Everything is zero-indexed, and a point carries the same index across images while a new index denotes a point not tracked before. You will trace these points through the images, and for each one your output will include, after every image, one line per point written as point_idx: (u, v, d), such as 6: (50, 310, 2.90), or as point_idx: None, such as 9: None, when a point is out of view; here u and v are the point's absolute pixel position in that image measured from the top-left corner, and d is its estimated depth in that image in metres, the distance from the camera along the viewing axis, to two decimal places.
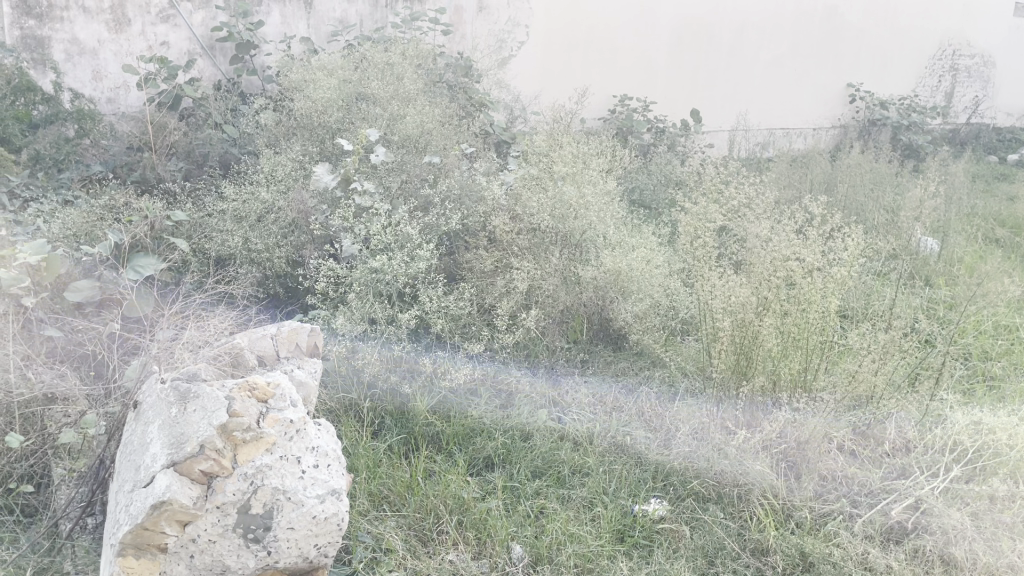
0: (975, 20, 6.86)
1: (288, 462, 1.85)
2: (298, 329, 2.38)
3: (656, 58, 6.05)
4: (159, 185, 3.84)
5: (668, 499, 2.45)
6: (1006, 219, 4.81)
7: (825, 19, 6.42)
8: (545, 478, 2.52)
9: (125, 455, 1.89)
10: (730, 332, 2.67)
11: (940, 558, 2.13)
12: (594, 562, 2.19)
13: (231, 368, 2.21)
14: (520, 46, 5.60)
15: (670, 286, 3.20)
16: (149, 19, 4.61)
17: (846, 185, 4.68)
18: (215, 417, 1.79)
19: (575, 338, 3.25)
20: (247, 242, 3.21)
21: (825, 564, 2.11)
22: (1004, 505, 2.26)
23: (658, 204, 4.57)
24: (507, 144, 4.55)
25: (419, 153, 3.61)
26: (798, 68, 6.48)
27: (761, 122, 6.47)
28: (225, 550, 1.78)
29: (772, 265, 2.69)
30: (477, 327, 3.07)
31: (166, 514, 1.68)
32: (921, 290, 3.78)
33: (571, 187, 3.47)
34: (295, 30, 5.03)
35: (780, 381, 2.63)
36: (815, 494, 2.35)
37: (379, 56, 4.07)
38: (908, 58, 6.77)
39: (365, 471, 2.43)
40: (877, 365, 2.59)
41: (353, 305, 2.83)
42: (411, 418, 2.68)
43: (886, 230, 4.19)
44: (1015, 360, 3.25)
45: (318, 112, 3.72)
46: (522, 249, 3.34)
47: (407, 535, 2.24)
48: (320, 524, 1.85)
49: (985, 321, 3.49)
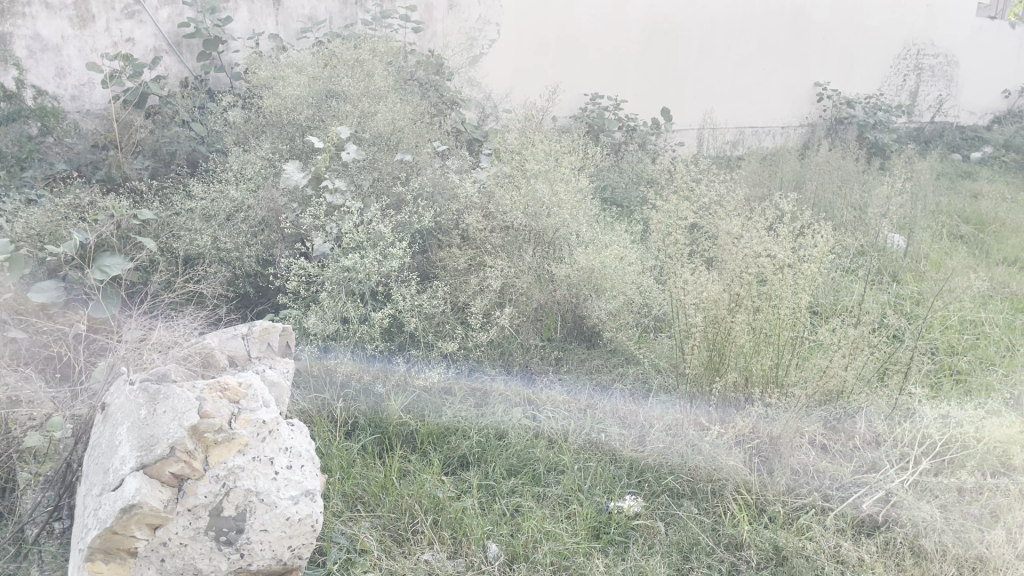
0: (937, 22, 7.25)
1: (260, 464, 1.84)
2: (270, 329, 2.35)
3: (628, 55, 6.06)
4: (126, 184, 3.78)
5: (643, 495, 2.46)
6: (970, 216, 4.91)
7: (792, 19, 6.55)
8: (520, 476, 2.52)
9: (93, 458, 1.85)
10: (702, 328, 2.64)
11: (910, 549, 2.18)
12: (570, 560, 2.18)
13: (201, 369, 2.16)
14: (491, 45, 5.48)
15: (643, 284, 3.23)
16: (114, 16, 4.50)
17: (815, 182, 4.72)
18: (186, 418, 1.76)
19: (548, 336, 3.25)
20: (216, 241, 3.14)
21: (798, 558, 2.13)
22: (972, 496, 2.33)
23: (629, 201, 4.59)
24: (479, 142, 4.50)
25: (391, 151, 3.57)
26: (766, 67, 6.57)
27: (730, 120, 6.52)
28: (197, 554, 1.75)
29: (744, 262, 2.67)
30: (451, 325, 3.04)
31: (137, 518, 1.65)
32: (888, 288, 3.83)
33: (544, 184, 3.45)
34: (264, 27, 4.95)
35: (752, 378, 2.63)
36: (787, 489, 2.39)
37: (348, 53, 4.03)
38: (873, 58, 7.02)
39: (338, 471, 2.41)
40: (846, 361, 2.61)
41: (325, 304, 2.80)
42: (384, 418, 2.65)
43: (853, 227, 4.26)
44: (980, 356, 3.30)
45: (288, 109, 3.67)
46: (496, 247, 3.35)
47: (382, 536, 2.22)
48: (294, 525, 1.83)
49: (951, 316, 3.55)
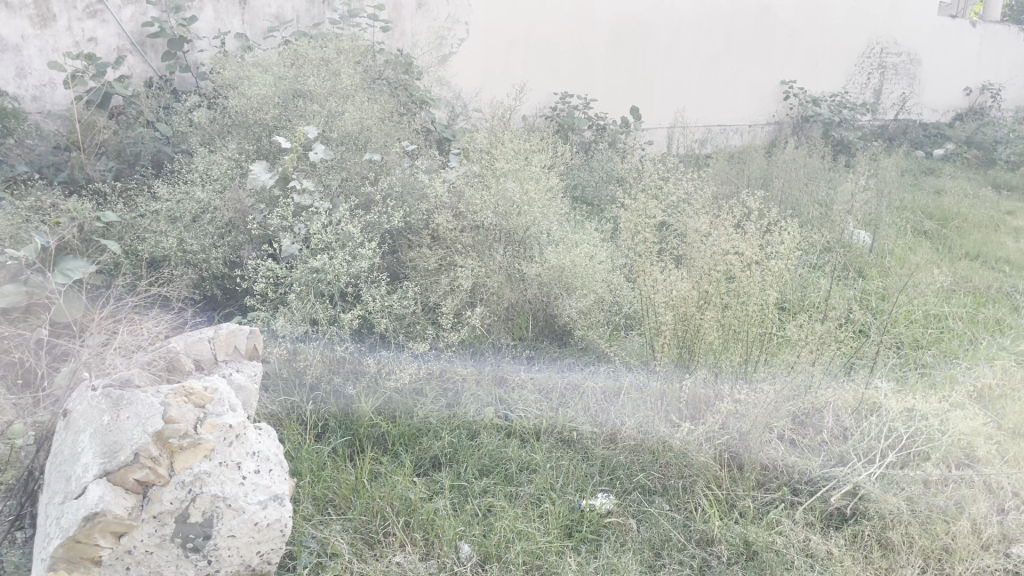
0: (900, 21, 7.36)
1: (228, 468, 1.81)
2: (236, 332, 2.31)
3: (596, 54, 6.07)
4: (89, 186, 3.71)
5: (615, 492, 2.47)
6: (933, 212, 4.98)
7: (759, 18, 6.61)
8: (492, 476, 2.52)
9: (54, 466, 1.81)
10: (672, 325, 2.65)
11: (877, 542, 2.22)
12: (542, 558, 2.18)
13: (166, 374, 2.13)
14: (460, 44, 5.47)
15: (613, 282, 3.24)
16: (75, 15, 4.43)
17: (782, 179, 4.76)
18: (150, 424, 1.74)
19: (519, 335, 3.25)
20: (182, 243, 3.10)
21: (768, 552, 2.14)
22: (938, 488, 2.37)
23: (600, 200, 4.59)
24: (448, 141, 4.48)
25: (359, 151, 3.54)
26: (732, 66, 6.64)
27: (700, 119, 6.59)
28: (163, 561, 1.73)
29: (712, 260, 2.74)
30: (422, 326, 3.03)
31: (100, 526, 1.62)
32: (854, 283, 3.88)
33: (513, 183, 3.45)
34: (229, 26, 4.89)
35: (721, 372, 2.65)
36: (757, 484, 2.43)
37: (314, 52, 4.00)
38: (837, 57, 7.12)
39: (308, 475, 2.39)
40: (813, 356, 2.66)
41: (293, 306, 2.76)
42: (355, 419, 2.64)
43: (821, 224, 4.30)
44: (944, 349, 3.35)
45: (254, 109, 3.63)
46: (467, 246, 3.32)
47: (353, 539, 2.20)
48: (262, 531, 1.81)
49: (916, 311, 3.60)
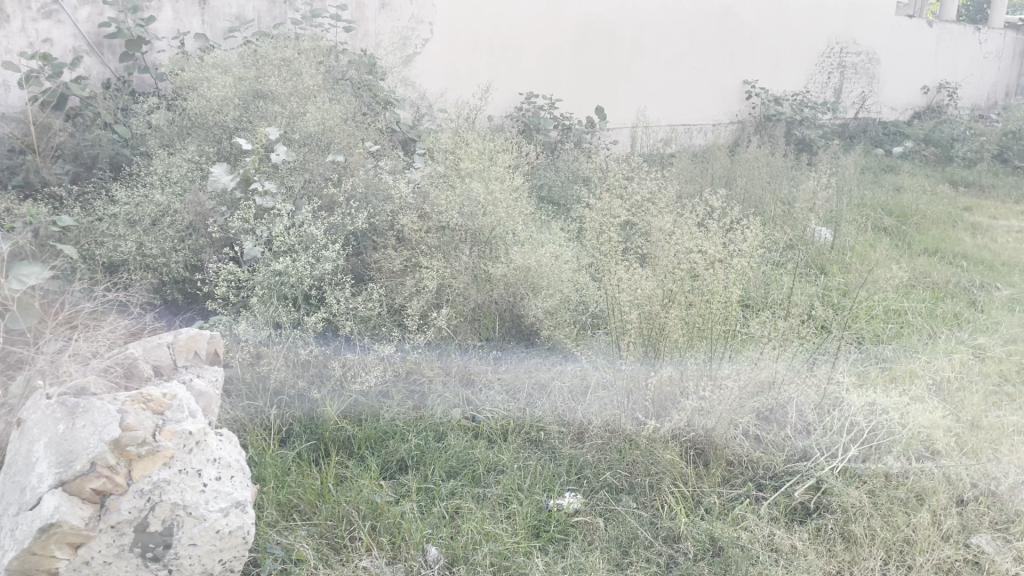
0: (858, 22, 7.56)
1: (188, 476, 1.77)
2: (197, 337, 2.25)
3: (561, 54, 6.08)
4: (45, 189, 3.63)
5: (582, 491, 2.48)
6: (893, 209, 5.07)
7: (721, 18, 6.71)
8: (460, 477, 2.51)
9: (8, 477, 1.77)
10: (637, 324, 2.68)
11: (840, 536, 2.25)
12: (510, 559, 2.17)
13: (124, 380, 2.12)
14: (424, 44, 5.41)
15: (579, 282, 3.23)
16: (30, 15, 4.34)
17: (744, 178, 4.81)
18: (106, 432, 1.70)
19: (487, 336, 3.26)
20: (141, 247, 3.05)
21: (733, 547, 2.16)
22: (898, 480, 2.42)
23: (566, 200, 4.60)
24: (413, 142, 4.46)
25: (322, 152, 3.51)
26: (695, 65, 6.71)
27: (662, 117, 6.62)
28: (121, 572, 1.69)
29: (675, 259, 2.73)
30: (387, 328, 3.01)
31: (56, 537, 1.60)
32: (816, 279, 3.93)
33: (478, 183, 3.44)
34: (188, 27, 4.82)
35: (686, 369, 2.63)
36: (721, 480, 2.46)
37: (275, 53, 3.95)
38: (797, 57, 7.22)
39: (272, 480, 2.36)
40: (777, 353, 2.71)
41: (256, 309, 2.68)
42: (320, 424, 2.63)
43: (783, 222, 4.35)
44: (904, 344, 3.40)
45: (213, 110, 3.58)
46: (432, 248, 3.33)
47: (318, 544, 2.18)
48: (225, 538, 1.78)
49: (876, 306, 3.65)
